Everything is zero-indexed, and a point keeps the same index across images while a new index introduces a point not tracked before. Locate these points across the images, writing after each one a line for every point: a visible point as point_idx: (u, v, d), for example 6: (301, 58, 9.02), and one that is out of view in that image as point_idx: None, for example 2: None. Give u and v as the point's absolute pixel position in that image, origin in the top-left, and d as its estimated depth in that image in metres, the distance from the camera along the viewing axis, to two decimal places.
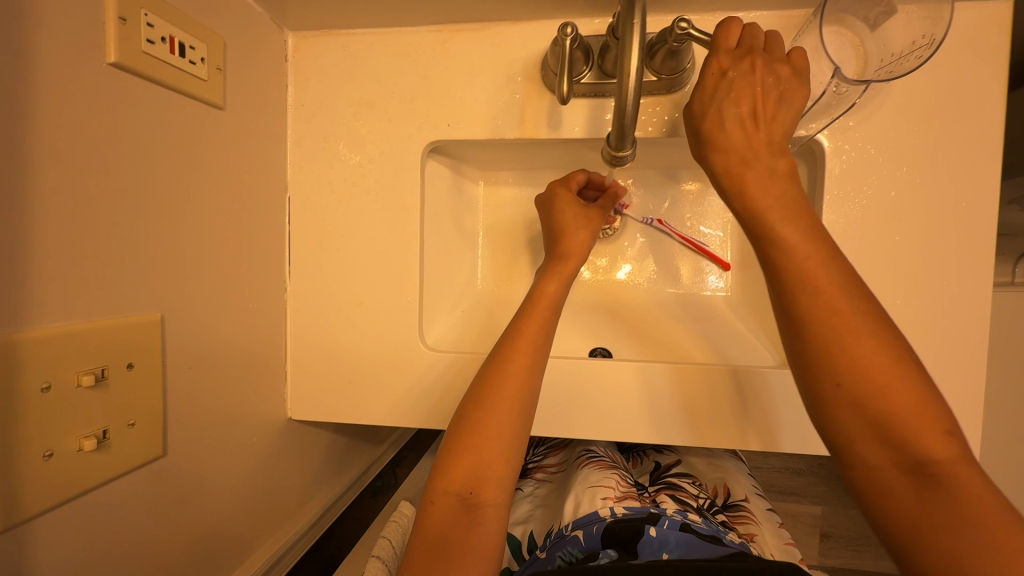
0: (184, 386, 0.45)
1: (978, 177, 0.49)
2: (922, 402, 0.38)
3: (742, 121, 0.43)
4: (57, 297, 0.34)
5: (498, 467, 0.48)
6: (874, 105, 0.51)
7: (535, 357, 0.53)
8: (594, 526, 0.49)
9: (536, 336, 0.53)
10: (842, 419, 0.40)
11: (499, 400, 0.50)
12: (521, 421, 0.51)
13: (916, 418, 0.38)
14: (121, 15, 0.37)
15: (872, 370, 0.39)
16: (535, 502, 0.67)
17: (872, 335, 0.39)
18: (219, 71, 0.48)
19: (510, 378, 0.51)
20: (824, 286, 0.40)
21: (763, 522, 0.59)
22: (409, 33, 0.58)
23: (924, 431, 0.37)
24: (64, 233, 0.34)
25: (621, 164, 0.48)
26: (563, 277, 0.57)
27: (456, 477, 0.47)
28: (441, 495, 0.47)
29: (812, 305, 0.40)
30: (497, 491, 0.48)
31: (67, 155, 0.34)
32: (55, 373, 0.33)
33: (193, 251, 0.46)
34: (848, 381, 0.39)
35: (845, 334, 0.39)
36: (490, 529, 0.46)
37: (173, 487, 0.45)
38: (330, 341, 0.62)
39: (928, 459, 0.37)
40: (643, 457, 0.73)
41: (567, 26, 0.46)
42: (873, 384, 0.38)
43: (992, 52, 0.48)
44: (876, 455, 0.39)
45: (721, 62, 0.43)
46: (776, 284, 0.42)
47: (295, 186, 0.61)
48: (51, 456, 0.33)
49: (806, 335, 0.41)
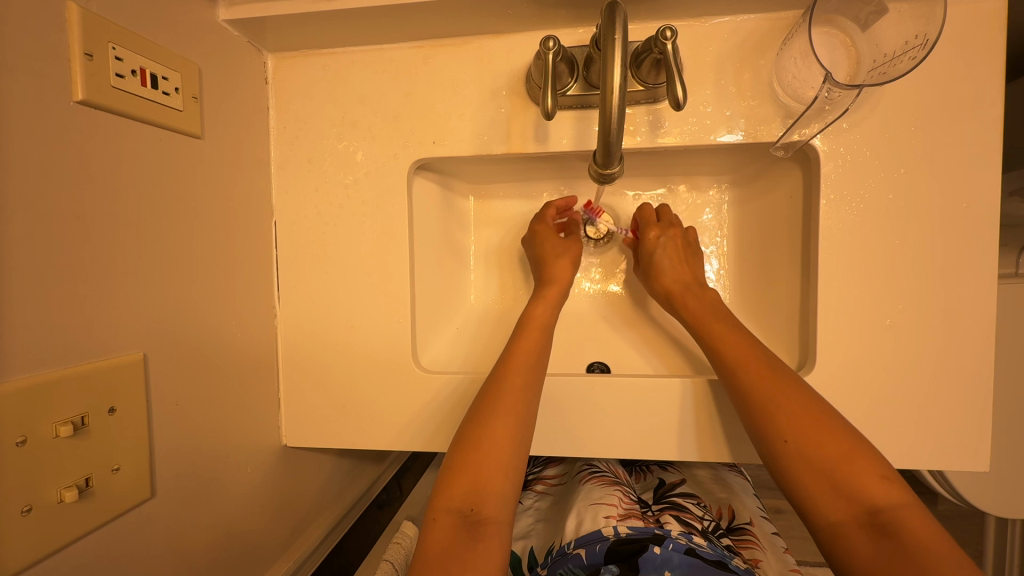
0: (171, 424, 0.44)
1: (977, 175, 0.48)
2: (860, 453, 0.44)
3: (672, 266, 0.59)
4: (29, 348, 0.33)
5: (499, 482, 0.47)
6: (868, 106, 0.49)
7: (533, 372, 0.53)
8: (596, 545, 0.48)
9: (531, 352, 0.54)
10: (801, 477, 0.45)
11: (499, 414, 0.50)
12: (520, 439, 0.50)
13: (858, 469, 0.43)
14: (86, 50, 0.36)
15: (808, 429, 0.46)
16: (536, 515, 0.65)
17: (800, 402, 0.47)
18: (196, 100, 0.47)
19: (509, 393, 0.51)
20: (754, 372, 0.50)
21: (768, 546, 0.58)
22: (389, 50, 0.57)
23: (866, 479, 0.43)
24: (34, 280, 0.33)
25: (608, 180, 0.47)
26: (548, 303, 0.58)
27: (458, 493, 0.46)
28: (442, 513, 0.46)
29: (748, 386, 0.49)
30: (499, 508, 0.46)
31: (33, 201, 0.33)
32: (31, 425, 0.32)
33: (176, 284, 0.45)
34: (790, 437, 0.46)
35: (779, 402, 0.47)
36: (494, 547, 0.44)
37: (166, 528, 0.44)
38: (323, 366, 0.61)
39: (875, 506, 0.42)
40: (648, 473, 0.71)
41: (549, 40, 0.45)
42: (813, 444, 0.45)
43: (988, 47, 0.47)
44: (835, 508, 0.43)
45: (654, 233, 0.61)
46: (724, 373, 0.51)
47: (281, 211, 0.60)
48: (30, 511, 0.32)
49: (751, 407, 0.48)
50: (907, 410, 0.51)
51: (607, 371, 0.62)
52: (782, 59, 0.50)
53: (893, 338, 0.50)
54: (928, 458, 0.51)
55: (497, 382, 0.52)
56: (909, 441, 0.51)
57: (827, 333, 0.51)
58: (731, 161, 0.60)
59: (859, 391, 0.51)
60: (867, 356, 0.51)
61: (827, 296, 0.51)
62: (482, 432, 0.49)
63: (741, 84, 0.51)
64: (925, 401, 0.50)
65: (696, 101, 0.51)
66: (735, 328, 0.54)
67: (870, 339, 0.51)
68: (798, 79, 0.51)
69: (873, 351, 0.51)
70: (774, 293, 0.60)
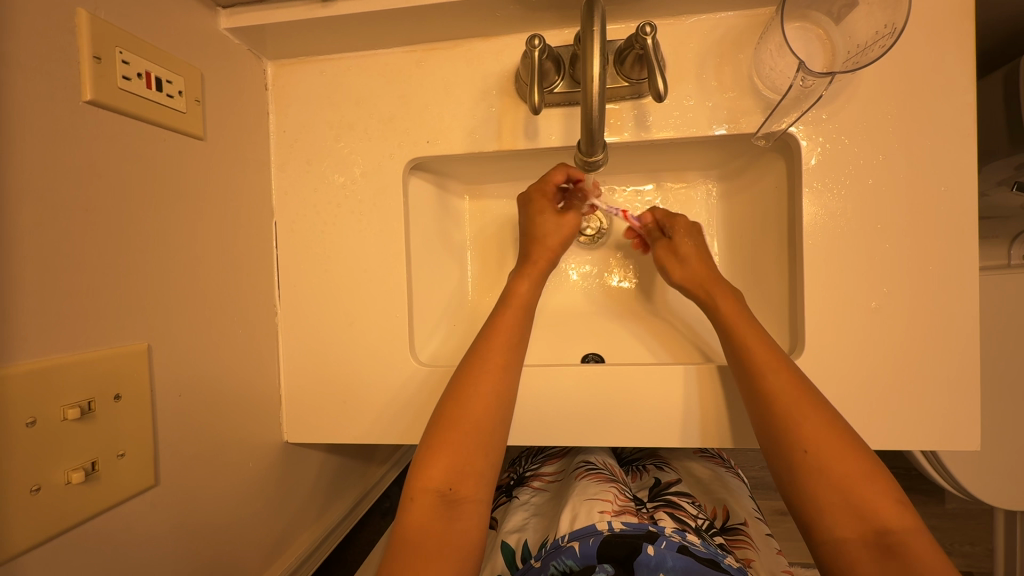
0: (174, 415, 0.45)
1: (957, 159, 0.49)
2: (876, 476, 0.45)
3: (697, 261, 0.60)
4: (39, 332, 0.34)
5: (476, 462, 0.49)
6: (845, 95, 0.51)
7: (510, 355, 0.54)
8: (590, 538, 0.48)
9: (510, 334, 0.55)
10: (816, 487, 0.46)
11: (477, 395, 0.51)
12: (498, 422, 0.51)
13: (874, 490, 0.45)
14: (95, 53, 0.38)
15: (829, 442, 0.46)
16: (531, 511, 0.65)
17: (823, 415, 0.47)
18: (198, 103, 0.49)
19: (488, 378, 0.52)
20: (782, 376, 0.49)
21: (761, 546, 0.59)
22: (384, 55, 0.59)
23: (877, 499, 0.44)
24: (45, 268, 0.35)
25: (593, 168, 0.48)
26: (532, 279, 0.60)
27: (436, 474, 0.47)
28: (420, 493, 0.47)
29: (774, 390, 0.49)
30: (476, 487, 0.48)
31: (43, 194, 0.35)
32: (40, 407, 0.34)
33: (177, 278, 0.47)
34: (811, 449, 0.47)
35: (804, 411, 0.48)
36: (470, 524, 0.47)
37: (166, 518, 0.44)
38: (324, 364, 0.62)
39: (885, 527, 0.43)
40: (644, 472, 0.71)
41: (534, 39, 0.48)
42: (834, 457, 0.46)
43: (956, 38, 0.49)
44: (843, 525, 0.44)
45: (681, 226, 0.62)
46: (747, 376, 0.51)
47: (281, 212, 0.62)
48: (39, 490, 0.33)
49: (775, 410, 0.48)
50: (896, 393, 0.51)
51: (600, 362, 0.64)
52: (760, 52, 0.52)
53: (880, 320, 0.51)
54: (920, 438, 0.51)
55: (476, 367, 0.52)
56: (900, 421, 0.51)
57: (816, 317, 0.52)
58: (719, 155, 0.62)
59: (849, 373, 0.52)
60: (855, 339, 0.52)
61: (814, 281, 0.52)
62: (459, 413, 0.50)
63: (722, 78, 0.53)
64: (915, 380, 0.51)
65: (678, 95, 0.53)
66: (760, 333, 0.53)
67: (858, 322, 0.52)
68: (776, 71, 0.52)
69: (861, 334, 0.52)
70: (763, 282, 0.61)
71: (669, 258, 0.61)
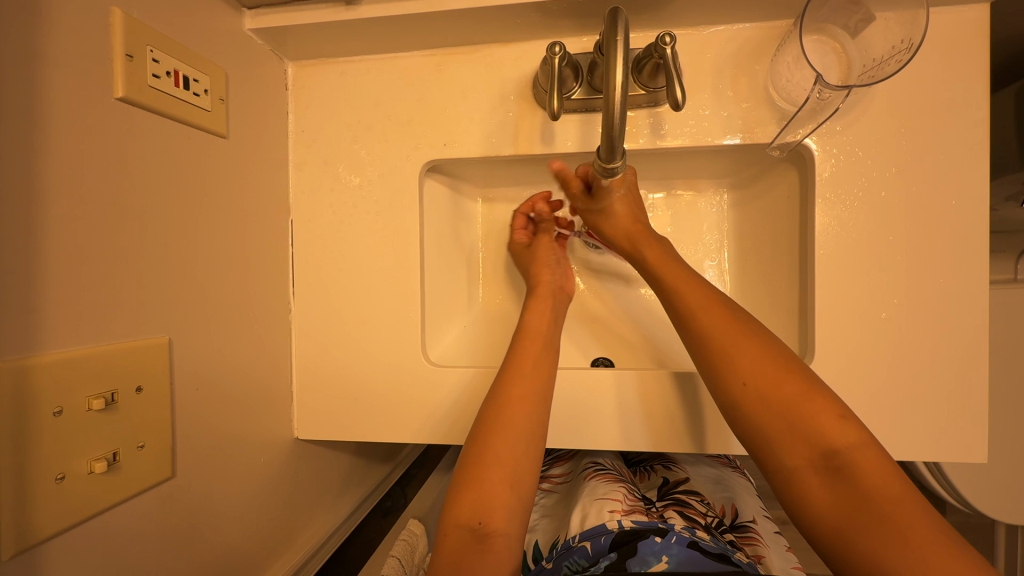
0: (191, 408, 0.46)
1: (969, 174, 0.50)
2: (817, 397, 0.45)
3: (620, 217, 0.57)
4: (67, 323, 0.35)
5: (504, 496, 0.48)
6: (859, 108, 0.52)
7: (535, 388, 0.53)
8: (601, 537, 0.49)
9: (535, 368, 0.55)
10: (760, 420, 0.46)
11: (501, 428, 0.51)
12: (525, 453, 0.51)
13: (818, 412, 0.45)
14: (128, 52, 0.39)
15: (765, 370, 0.47)
16: (541, 512, 0.66)
17: (756, 346, 0.48)
18: (222, 102, 0.50)
19: (509, 408, 0.52)
20: (711, 313, 0.51)
21: (771, 544, 0.58)
22: (404, 58, 0.60)
23: (822, 419, 0.44)
24: (74, 261, 0.35)
25: (612, 175, 0.49)
26: (540, 312, 0.60)
27: (464, 510, 0.47)
28: (451, 529, 0.47)
29: (705, 330, 0.50)
30: (505, 520, 0.48)
31: (76, 188, 0.35)
32: (66, 397, 0.34)
33: (197, 273, 0.47)
34: (749, 381, 0.47)
35: (737, 345, 0.49)
36: (500, 559, 0.46)
37: (181, 509, 0.45)
38: (336, 363, 0.62)
39: (831, 448, 0.43)
40: (652, 472, 0.71)
41: (554, 46, 0.48)
42: (769, 386, 0.46)
43: (970, 54, 0.50)
44: (795, 453, 0.45)
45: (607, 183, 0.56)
46: (681, 318, 0.52)
47: (297, 211, 0.62)
48: (63, 478, 0.34)
49: (710, 348, 0.50)
50: (904, 403, 0.52)
51: (610, 366, 0.64)
52: (776, 65, 0.53)
53: (889, 331, 0.52)
54: (927, 448, 0.52)
55: (501, 402, 0.52)
56: (908, 431, 0.52)
57: (826, 327, 0.53)
58: (731, 163, 0.63)
59: (858, 383, 0.52)
60: (865, 349, 0.52)
61: (825, 291, 0.53)
62: (485, 448, 0.50)
63: (737, 88, 0.53)
64: (923, 391, 0.51)
65: (695, 104, 0.54)
66: (689, 270, 0.54)
67: (867, 333, 0.52)
68: (792, 82, 0.53)
69: (870, 344, 0.52)
70: (773, 291, 0.62)
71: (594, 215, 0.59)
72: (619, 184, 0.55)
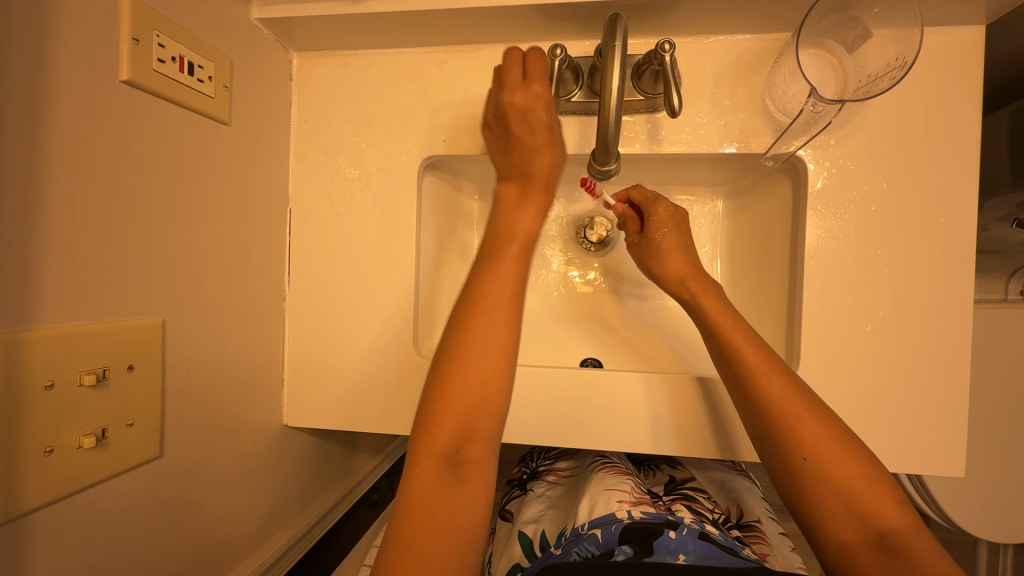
0: (181, 389, 0.46)
1: (958, 192, 0.51)
2: (877, 479, 0.45)
3: (677, 259, 0.59)
4: (62, 298, 0.35)
5: (485, 421, 0.44)
6: (853, 123, 0.52)
7: (514, 306, 0.47)
8: (612, 525, 0.49)
9: (515, 273, 0.48)
10: (816, 494, 0.46)
11: (482, 349, 0.45)
12: (504, 374, 0.45)
13: (875, 495, 0.44)
14: (134, 35, 0.39)
15: (827, 447, 0.46)
16: (546, 503, 0.67)
17: (822, 422, 0.47)
18: (226, 89, 0.50)
19: (490, 321, 0.45)
20: (774, 380, 0.49)
21: (776, 544, 0.59)
22: (408, 53, 0.61)
23: (879, 503, 0.44)
24: (72, 238, 0.36)
25: (607, 177, 0.50)
26: (533, 209, 0.50)
27: (441, 437, 0.42)
28: (425, 457, 0.42)
29: (767, 395, 0.49)
30: (484, 447, 0.44)
31: (78, 168, 0.36)
32: (58, 371, 0.35)
33: (193, 256, 0.48)
34: (810, 455, 0.46)
35: (800, 417, 0.47)
36: (478, 484, 0.43)
37: (166, 488, 0.45)
38: (329, 353, 0.63)
39: (887, 528, 0.43)
40: (657, 469, 0.73)
41: (556, 48, 0.50)
42: (832, 462, 0.45)
43: (963, 75, 0.50)
44: (845, 528, 0.44)
45: (658, 218, 0.61)
46: (738, 381, 0.51)
47: (296, 200, 0.63)
48: (51, 452, 0.34)
49: (769, 419, 0.48)
50: (885, 416, 0.53)
51: (598, 366, 0.65)
52: (774, 76, 0.54)
53: (874, 344, 0.53)
54: (908, 462, 0.52)
55: (478, 310, 0.46)
56: (889, 443, 0.52)
57: (812, 337, 0.54)
58: (727, 171, 0.63)
59: (841, 394, 0.53)
60: (848, 359, 0.53)
61: (812, 301, 0.54)
62: (462, 373, 0.44)
63: (735, 98, 0.54)
64: (907, 403, 0.52)
65: (692, 111, 0.55)
66: (750, 334, 0.52)
67: (854, 344, 0.53)
68: (788, 94, 0.54)
69: (855, 355, 0.53)
70: (763, 300, 0.62)
71: (647, 254, 0.61)
72: (665, 220, 0.60)
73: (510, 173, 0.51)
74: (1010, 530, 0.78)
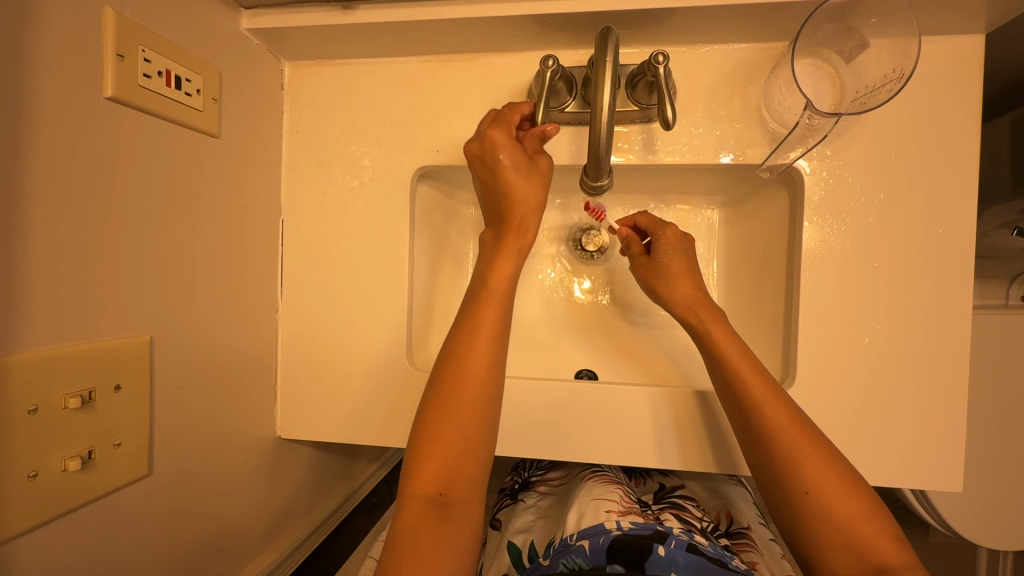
0: (170, 406, 0.46)
1: (956, 203, 0.50)
2: (874, 515, 0.44)
3: (682, 286, 0.57)
4: (46, 321, 0.35)
5: (468, 462, 0.44)
6: (850, 133, 0.52)
7: (496, 348, 0.48)
8: (600, 537, 0.48)
9: (497, 316, 0.48)
10: (815, 529, 0.45)
11: (465, 390, 0.45)
12: (487, 421, 0.46)
13: (873, 531, 0.44)
14: (119, 51, 0.39)
15: (829, 481, 0.45)
16: (536, 514, 0.66)
17: (824, 456, 0.46)
18: (215, 102, 0.50)
19: (475, 365, 0.46)
20: (780, 413, 0.48)
21: (765, 550, 0.59)
22: (400, 62, 0.60)
23: (877, 540, 0.44)
24: (54, 260, 0.35)
25: (599, 193, 0.50)
26: (512, 255, 0.51)
27: (426, 478, 0.43)
28: (411, 497, 0.42)
29: (771, 427, 0.48)
30: (469, 489, 0.44)
31: (61, 188, 0.35)
32: (42, 395, 0.34)
33: (182, 272, 0.47)
34: (812, 490, 0.46)
35: (803, 450, 0.47)
36: (465, 525, 0.42)
37: (156, 505, 0.45)
38: (323, 365, 0.63)
39: (885, 565, 0.42)
40: (647, 477, 0.72)
41: (548, 59, 0.48)
42: (834, 499, 0.45)
43: (962, 85, 0.50)
44: (842, 563, 0.44)
45: (667, 241, 0.59)
46: (742, 410, 0.50)
47: (289, 211, 0.62)
48: (35, 476, 0.34)
49: (772, 450, 0.48)
50: (883, 429, 0.52)
51: (593, 378, 0.65)
52: (770, 86, 0.53)
53: (871, 358, 0.52)
54: (905, 476, 0.52)
55: (460, 354, 0.47)
56: (886, 457, 0.52)
57: (808, 350, 0.53)
58: (723, 180, 0.63)
59: (838, 407, 0.53)
60: (845, 373, 0.52)
61: (809, 313, 0.53)
62: (443, 416, 0.44)
63: (731, 108, 0.53)
64: (904, 417, 0.52)
65: (687, 122, 0.54)
66: (754, 362, 0.51)
67: (850, 357, 0.52)
68: (783, 105, 0.53)
69: (852, 368, 0.52)
70: (760, 310, 0.62)
71: (653, 275, 0.59)
72: (674, 243, 0.59)
73: (495, 219, 0.53)
74: (1009, 537, 0.78)
